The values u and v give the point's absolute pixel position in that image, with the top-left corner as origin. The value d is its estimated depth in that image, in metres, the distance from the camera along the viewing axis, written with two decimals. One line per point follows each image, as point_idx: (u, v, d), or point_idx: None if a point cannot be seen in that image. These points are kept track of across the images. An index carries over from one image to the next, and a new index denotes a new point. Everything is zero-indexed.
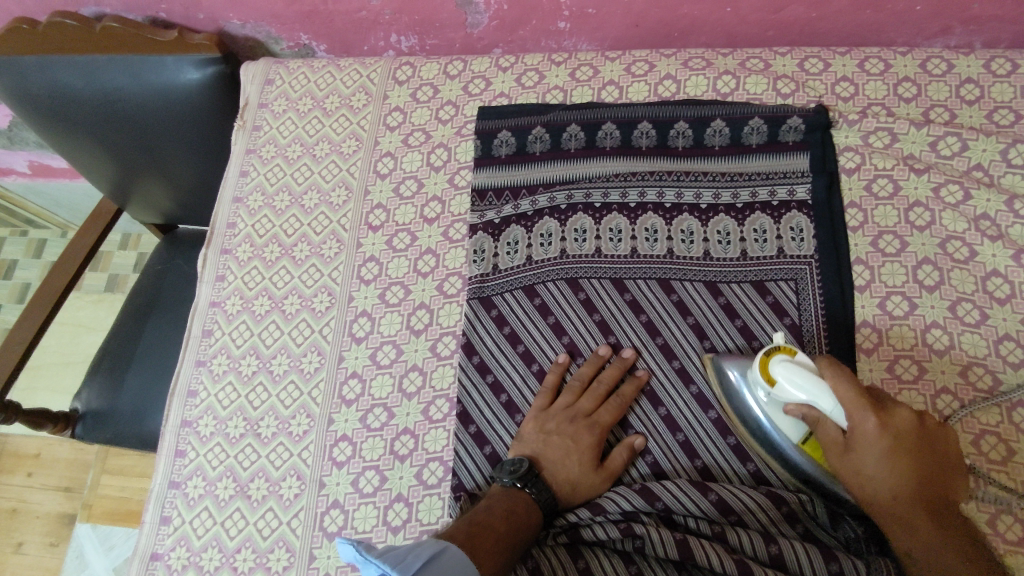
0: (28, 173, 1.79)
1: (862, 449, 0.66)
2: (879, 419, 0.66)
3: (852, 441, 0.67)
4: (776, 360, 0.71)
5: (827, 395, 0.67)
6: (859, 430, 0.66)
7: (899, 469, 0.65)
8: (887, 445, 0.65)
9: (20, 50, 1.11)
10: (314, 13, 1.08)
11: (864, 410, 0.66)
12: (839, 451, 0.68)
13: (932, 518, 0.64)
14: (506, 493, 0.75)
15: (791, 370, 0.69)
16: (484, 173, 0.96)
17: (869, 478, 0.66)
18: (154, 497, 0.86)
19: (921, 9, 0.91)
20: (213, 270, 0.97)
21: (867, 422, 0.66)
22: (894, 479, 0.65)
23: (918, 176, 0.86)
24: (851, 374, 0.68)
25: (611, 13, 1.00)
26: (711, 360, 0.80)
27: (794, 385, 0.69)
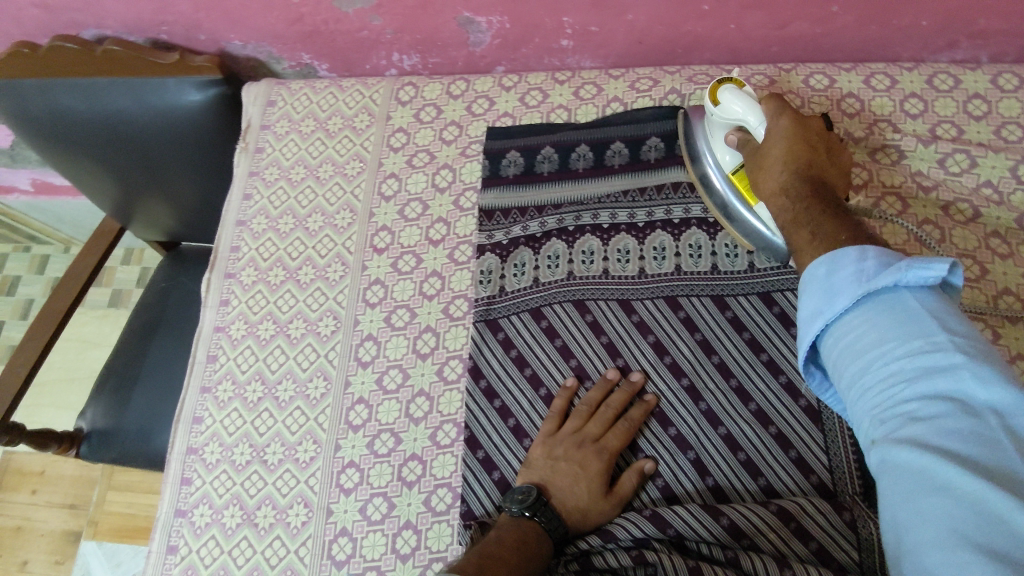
0: (30, 191, 1.79)
1: (767, 162, 0.75)
2: (791, 120, 0.74)
3: (766, 142, 0.75)
4: (726, 87, 0.81)
5: (756, 112, 0.77)
6: (771, 134, 0.75)
7: (794, 155, 0.72)
8: (784, 142, 0.73)
9: (19, 74, 1.10)
10: (316, 33, 1.07)
11: (778, 119, 0.75)
12: (756, 164, 0.76)
13: (811, 153, 0.72)
14: (516, 522, 0.74)
15: (735, 94, 0.79)
16: (492, 193, 0.95)
17: (777, 161, 0.73)
18: (160, 525, 0.85)
19: (926, 24, 0.90)
20: (218, 294, 0.97)
21: (779, 124, 0.74)
22: (790, 160, 0.72)
23: (926, 193, 0.87)
24: (785, 101, 0.76)
25: (614, 31, 0.99)
26: (682, 112, 0.92)
27: (737, 105, 0.79)
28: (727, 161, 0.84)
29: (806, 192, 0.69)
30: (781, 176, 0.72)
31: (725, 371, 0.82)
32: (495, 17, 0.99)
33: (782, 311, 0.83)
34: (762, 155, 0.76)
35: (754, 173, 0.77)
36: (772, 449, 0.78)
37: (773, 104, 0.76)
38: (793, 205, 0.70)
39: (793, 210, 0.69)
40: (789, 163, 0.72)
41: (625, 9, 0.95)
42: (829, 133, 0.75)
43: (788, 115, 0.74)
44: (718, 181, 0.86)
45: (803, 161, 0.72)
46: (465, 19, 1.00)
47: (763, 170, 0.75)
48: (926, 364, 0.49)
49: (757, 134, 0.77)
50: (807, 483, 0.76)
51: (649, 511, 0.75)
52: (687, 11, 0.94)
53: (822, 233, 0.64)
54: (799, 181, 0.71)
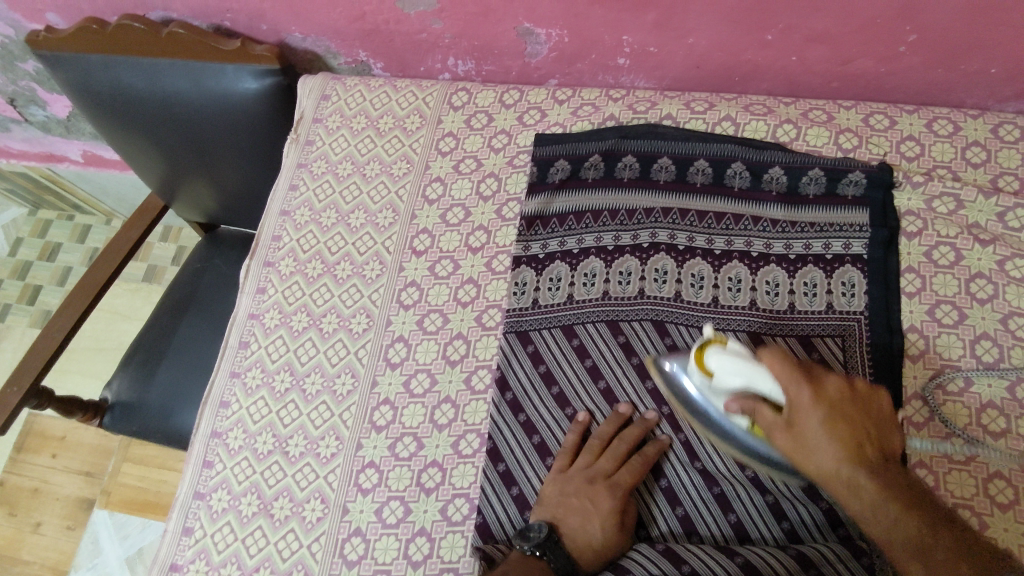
0: (80, 161, 1.83)
1: (801, 420, 0.63)
2: (816, 390, 0.63)
3: (792, 412, 0.64)
4: (711, 352, 0.71)
5: (762, 378, 0.66)
6: (795, 404, 0.63)
7: (836, 412, 0.61)
8: (836, 458, 0.60)
9: (90, 49, 1.14)
10: (376, 32, 1.08)
11: (798, 382, 0.63)
12: (781, 425, 0.64)
13: (845, 422, 0.61)
14: (523, 561, 0.72)
15: (725, 357, 0.70)
16: (683, 411, 0.78)
17: (816, 446, 0.61)
18: (179, 505, 0.86)
19: (996, 72, 0.88)
20: (255, 281, 0.98)
21: (801, 396, 0.63)
22: (834, 422, 0.61)
23: (984, 246, 0.83)
24: (791, 358, 0.64)
25: (673, 54, 0.98)
26: (654, 361, 0.81)
27: (729, 376, 0.69)
28: (739, 422, 0.71)
29: (880, 458, 0.60)
30: (839, 466, 0.60)
31: None
32: (554, 31, 0.99)
33: (821, 358, 0.81)
34: (795, 433, 0.63)
35: (779, 435, 0.65)
36: (799, 495, 0.76)
37: (787, 366, 0.64)
38: (829, 464, 0.61)
39: (871, 491, 0.58)
40: (835, 432, 0.61)
41: (687, 33, 0.94)
42: (860, 386, 0.64)
43: (807, 382, 0.63)
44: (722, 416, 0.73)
45: (834, 422, 0.61)
46: (524, 30, 1.00)
47: (800, 446, 0.63)
48: None
49: (773, 399, 0.66)
50: (832, 534, 0.74)
51: (665, 549, 0.73)
52: (750, 40, 0.93)
53: (891, 507, 0.57)
54: (837, 394, 0.63)
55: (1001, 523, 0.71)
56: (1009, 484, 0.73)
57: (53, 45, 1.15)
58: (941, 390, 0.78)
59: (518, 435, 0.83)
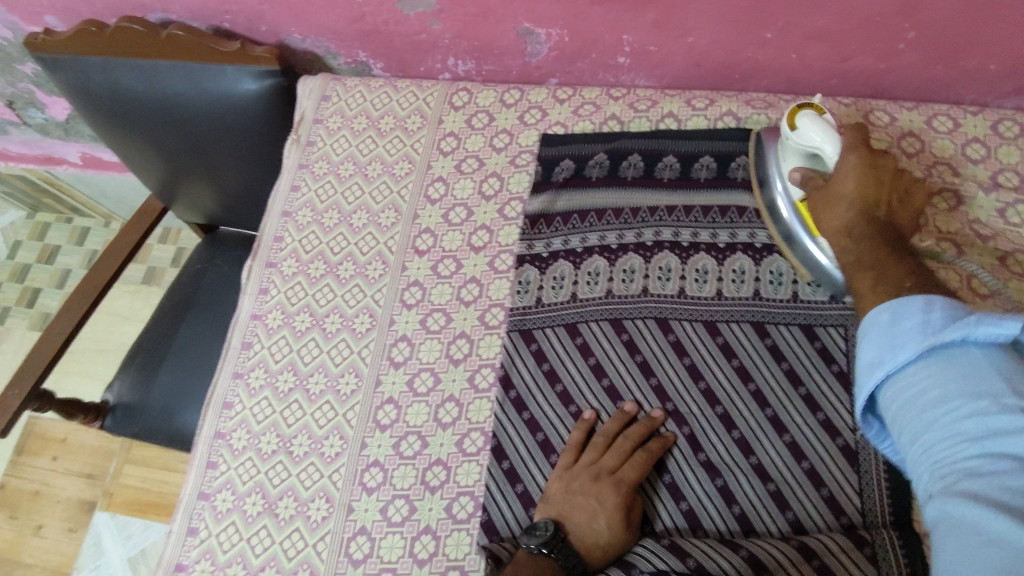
0: (79, 164, 1.83)
1: (840, 181, 0.75)
2: (860, 155, 0.75)
3: (834, 177, 0.76)
4: (805, 112, 0.80)
5: (830, 141, 0.77)
6: (838, 172, 0.75)
7: (868, 176, 0.73)
8: (848, 204, 0.73)
9: (88, 51, 1.13)
10: (376, 32, 1.08)
11: (852, 150, 0.75)
12: (820, 195, 0.77)
13: (874, 183, 0.72)
14: (530, 559, 0.73)
15: (814, 119, 0.79)
16: (758, 200, 0.88)
17: (836, 204, 0.75)
18: (183, 506, 0.86)
19: (995, 68, 0.89)
20: (257, 282, 0.98)
21: (848, 159, 0.75)
22: (861, 181, 0.73)
23: (985, 242, 0.84)
24: (864, 150, 0.75)
25: (673, 52, 0.99)
26: (756, 132, 0.92)
27: (810, 130, 0.79)
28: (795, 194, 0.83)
29: (881, 245, 0.69)
30: (848, 213, 0.73)
31: (761, 401, 0.80)
32: (554, 31, 0.99)
33: (824, 347, 0.81)
34: (829, 193, 0.76)
35: (817, 204, 0.77)
36: (803, 485, 0.76)
37: (849, 134, 0.76)
38: (845, 211, 0.73)
39: (864, 252, 0.70)
40: (854, 198, 0.73)
41: (687, 31, 0.94)
42: (904, 178, 0.74)
43: (856, 147, 0.75)
44: (786, 210, 0.84)
45: (863, 193, 0.73)
46: (524, 30, 1.01)
47: (830, 198, 0.75)
48: (879, 337, 0.59)
49: (828, 159, 0.78)
50: (836, 523, 0.74)
51: (670, 543, 0.74)
52: (750, 38, 0.93)
53: (856, 271, 0.70)
54: (881, 179, 0.73)
55: None
56: None
57: (50, 48, 1.14)
58: None
59: (523, 432, 0.83)
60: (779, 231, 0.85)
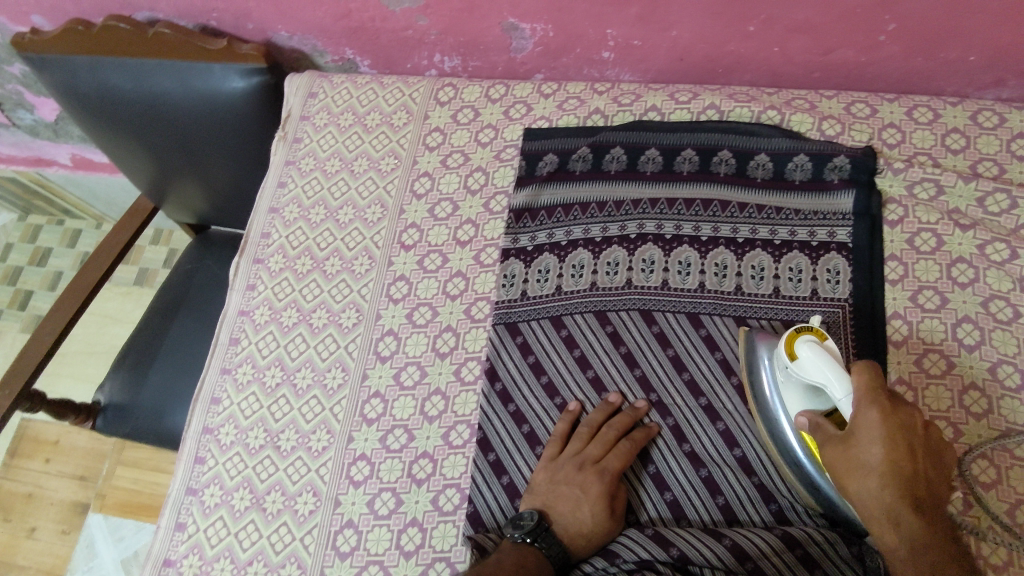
0: (69, 165, 1.83)
1: (858, 441, 0.62)
2: (885, 411, 0.62)
3: (852, 431, 0.63)
4: (804, 340, 0.70)
5: (840, 381, 0.66)
6: (858, 420, 0.63)
7: (896, 446, 0.61)
8: (880, 479, 0.61)
9: (76, 50, 1.14)
10: (362, 29, 1.09)
11: (870, 405, 0.62)
12: (839, 447, 0.64)
13: (909, 502, 0.60)
14: (515, 548, 0.73)
15: (815, 350, 0.69)
16: (743, 366, 0.79)
17: (860, 476, 0.62)
18: (171, 501, 0.86)
19: (975, 59, 0.89)
20: (245, 278, 0.98)
21: (869, 416, 0.62)
22: (889, 450, 0.61)
23: (964, 231, 0.84)
24: (876, 376, 0.64)
25: (656, 46, 0.99)
26: (745, 334, 0.80)
27: (812, 366, 0.68)
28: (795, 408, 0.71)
29: (915, 515, 0.59)
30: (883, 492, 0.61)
31: (744, 393, 0.81)
32: (539, 26, 1.00)
33: None
34: (848, 455, 0.63)
35: (837, 471, 0.64)
36: (786, 475, 0.77)
37: (866, 383, 0.63)
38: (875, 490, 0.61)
39: (875, 505, 0.61)
40: (884, 488, 0.61)
41: (670, 25, 0.95)
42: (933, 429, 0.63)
43: (877, 403, 0.62)
44: (782, 421, 0.73)
45: (891, 443, 0.61)
46: (509, 26, 1.01)
47: (855, 466, 0.62)
48: None
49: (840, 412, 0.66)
50: (820, 512, 0.75)
51: (653, 532, 0.74)
52: (732, 32, 0.94)
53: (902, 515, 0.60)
54: (907, 459, 0.61)
55: (985, 501, 0.72)
56: (991, 464, 0.74)
57: (38, 47, 1.15)
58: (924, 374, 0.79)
59: (508, 424, 0.83)
60: (752, 394, 0.77)
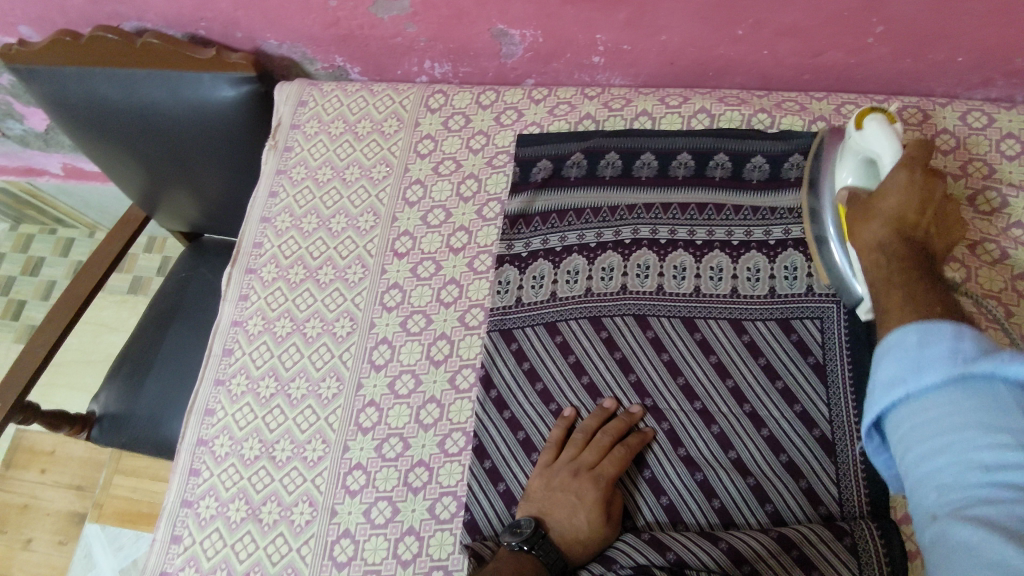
0: (60, 175, 1.82)
1: (884, 195, 0.67)
2: (915, 174, 0.66)
3: (876, 196, 0.69)
4: (872, 117, 0.75)
5: (890, 156, 0.71)
6: (890, 181, 0.68)
7: (918, 198, 0.65)
8: (881, 222, 0.66)
9: (64, 61, 1.13)
10: (352, 37, 1.09)
11: (898, 167, 0.68)
12: (860, 214, 0.69)
13: (902, 237, 0.64)
14: (511, 556, 0.73)
15: (880, 127, 0.73)
16: (807, 230, 0.84)
17: (876, 211, 0.67)
18: (166, 514, 0.86)
19: (963, 60, 0.90)
20: (238, 289, 0.98)
21: (896, 176, 0.67)
22: (903, 199, 0.65)
23: None
24: (919, 167, 0.67)
25: (646, 51, 0.99)
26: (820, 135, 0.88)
27: (872, 135, 0.73)
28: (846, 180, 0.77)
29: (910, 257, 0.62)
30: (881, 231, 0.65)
31: (738, 396, 0.81)
32: (529, 31, 1.00)
33: (800, 339, 0.82)
34: (869, 206, 0.69)
35: (854, 221, 0.70)
36: (781, 477, 0.77)
37: (914, 155, 0.67)
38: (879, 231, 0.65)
39: (878, 268, 0.63)
40: (904, 198, 0.66)
41: (660, 30, 0.95)
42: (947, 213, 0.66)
43: (911, 169, 0.67)
44: (831, 235, 0.79)
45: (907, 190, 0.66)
46: (498, 32, 1.01)
47: (866, 213, 0.68)
48: (899, 353, 0.51)
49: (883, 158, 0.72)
50: (815, 514, 0.75)
51: (650, 537, 0.74)
52: (721, 35, 0.94)
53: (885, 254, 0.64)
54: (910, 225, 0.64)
55: None
56: None
57: (26, 59, 1.14)
58: None
59: (504, 432, 0.83)
60: (824, 265, 0.81)
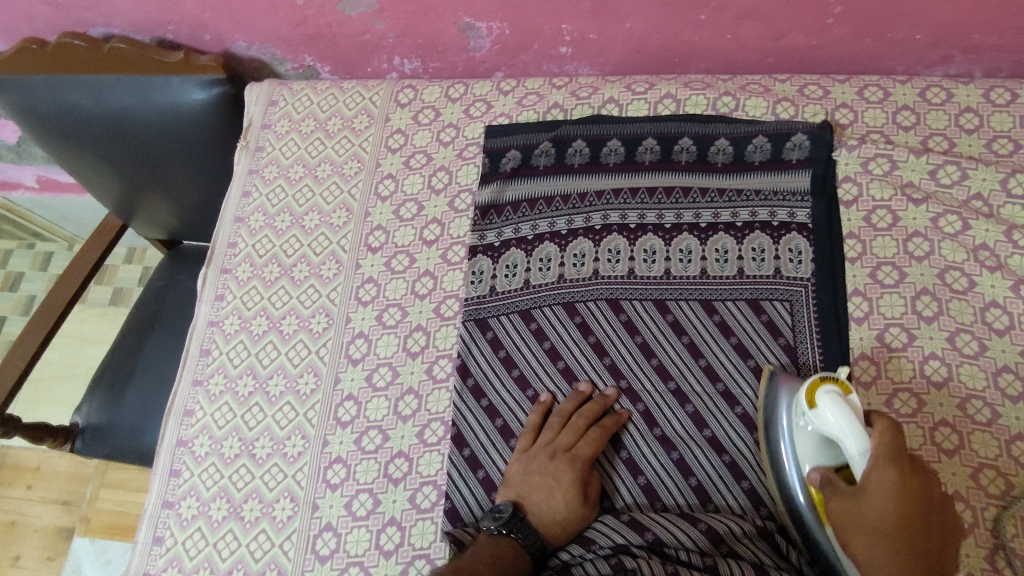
0: (36, 187, 1.81)
1: (872, 497, 0.63)
2: (900, 479, 0.63)
3: (861, 492, 0.64)
4: (824, 391, 0.68)
5: (857, 437, 0.64)
6: (871, 483, 0.63)
7: (905, 501, 0.62)
8: (887, 536, 0.62)
9: (30, 69, 1.12)
10: (320, 36, 1.09)
11: (885, 470, 0.63)
12: (848, 508, 0.64)
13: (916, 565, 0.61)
14: (491, 540, 0.74)
15: (836, 400, 0.66)
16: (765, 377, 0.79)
17: (874, 533, 0.63)
18: (148, 516, 0.86)
19: (921, 38, 0.91)
20: (213, 289, 0.98)
21: (885, 477, 0.63)
22: (900, 551, 0.62)
23: (917, 205, 0.86)
24: (895, 442, 0.64)
25: (612, 39, 1.00)
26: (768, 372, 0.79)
27: (833, 414, 0.66)
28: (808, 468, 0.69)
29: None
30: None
31: (712, 374, 0.82)
32: (494, 24, 1.01)
33: (770, 320, 0.83)
34: (857, 512, 0.64)
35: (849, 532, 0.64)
36: (756, 453, 0.78)
37: (886, 443, 0.64)
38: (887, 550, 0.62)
39: (894, 573, 0.61)
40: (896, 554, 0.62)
41: (624, 17, 0.96)
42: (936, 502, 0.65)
43: (895, 465, 0.63)
44: (791, 478, 0.71)
45: (899, 519, 0.62)
46: (465, 25, 1.02)
47: (863, 522, 0.63)
48: None
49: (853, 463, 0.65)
50: None
51: (628, 518, 0.75)
52: (684, 21, 0.95)
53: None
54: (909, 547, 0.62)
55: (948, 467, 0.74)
56: (954, 430, 0.76)
57: None
58: (885, 347, 0.80)
59: (482, 420, 0.84)
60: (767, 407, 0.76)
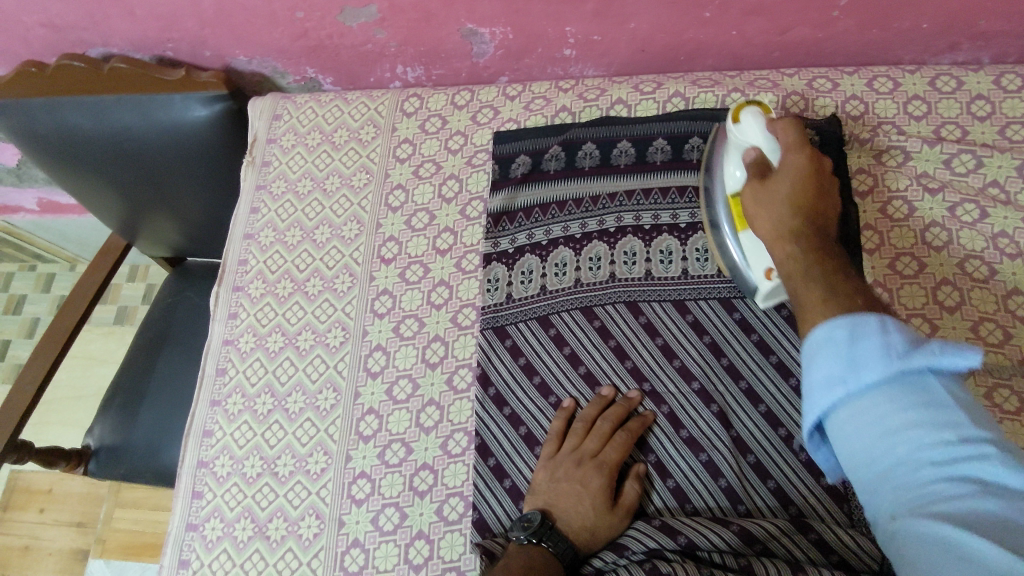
0: (36, 210, 1.80)
1: (778, 180, 0.70)
2: (806, 156, 0.70)
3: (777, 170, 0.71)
4: (748, 110, 0.75)
5: (770, 142, 0.73)
6: (785, 166, 0.70)
7: (810, 175, 0.69)
8: (787, 207, 0.67)
9: (29, 92, 1.11)
10: (321, 47, 1.08)
11: (792, 151, 0.71)
12: (756, 185, 0.71)
13: (804, 219, 0.66)
14: (522, 549, 0.73)
15: (758, 119, 0.74)
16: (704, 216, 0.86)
17: (772, 205, 0.68)
18: (172, 540, 0.85)
19: (928, 26, 0.91)
20: (226, 307, 0.97)
21: (795, 160, 0.70)
22: (799, 185, 0.68)
23: (933, 196, 0.85)
24: (799, 130, 0.72)
25: (617, 40, 1.00)
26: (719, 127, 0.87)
27: (753, 129, 0.74)
28: (734, 179, 0.77)
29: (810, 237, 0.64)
30: (790, 220, 0.66)
31: (734, 373, 0.82)
32: (497, 29, 1.00)
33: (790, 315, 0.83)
34: (766, 186, 0.70)
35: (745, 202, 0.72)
36: (782, 451, 0.78)
37: (791, 135, 0.72)
38: (797, 255, 0.63)
39: (799, 256, 0.62)
40: (790, 207, 0.67)
41: (628, 18, 0.95)
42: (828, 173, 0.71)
43: (802, 149, 0.71)
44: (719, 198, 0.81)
45: (795, 203, 0.67)
46: (468, 31, 1.01)
47: (767, 195, 0.69)
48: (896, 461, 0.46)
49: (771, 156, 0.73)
50: (819, 485, 0.76)
51: (660, 523, 0.74)
52: (689, 19, 0.94)
53: (825, 272, 0.59)
54: (805, 248, 0.63)
55: None
56: None
57: None
58: None
59: (505, 428, 0.84)
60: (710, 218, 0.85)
